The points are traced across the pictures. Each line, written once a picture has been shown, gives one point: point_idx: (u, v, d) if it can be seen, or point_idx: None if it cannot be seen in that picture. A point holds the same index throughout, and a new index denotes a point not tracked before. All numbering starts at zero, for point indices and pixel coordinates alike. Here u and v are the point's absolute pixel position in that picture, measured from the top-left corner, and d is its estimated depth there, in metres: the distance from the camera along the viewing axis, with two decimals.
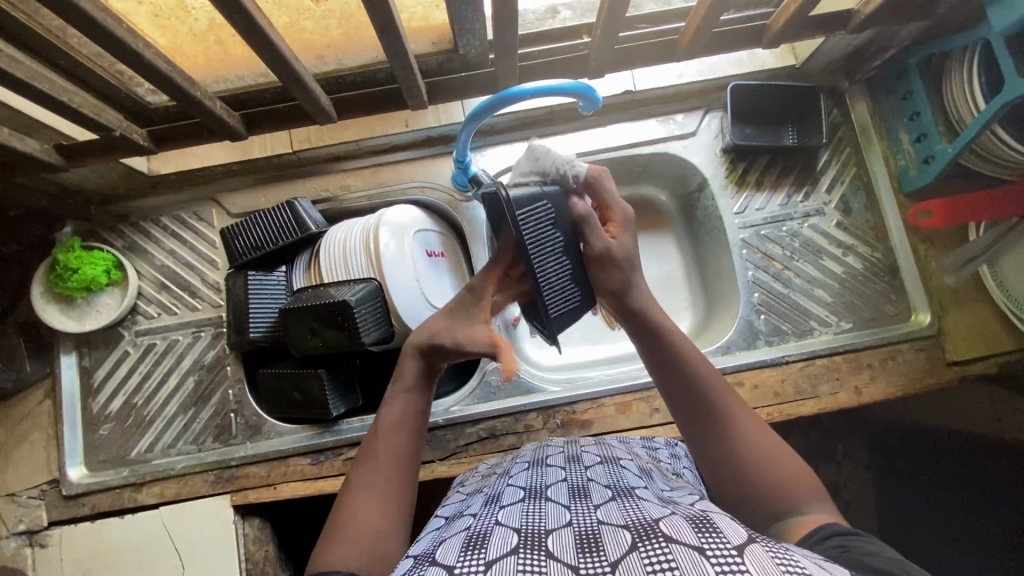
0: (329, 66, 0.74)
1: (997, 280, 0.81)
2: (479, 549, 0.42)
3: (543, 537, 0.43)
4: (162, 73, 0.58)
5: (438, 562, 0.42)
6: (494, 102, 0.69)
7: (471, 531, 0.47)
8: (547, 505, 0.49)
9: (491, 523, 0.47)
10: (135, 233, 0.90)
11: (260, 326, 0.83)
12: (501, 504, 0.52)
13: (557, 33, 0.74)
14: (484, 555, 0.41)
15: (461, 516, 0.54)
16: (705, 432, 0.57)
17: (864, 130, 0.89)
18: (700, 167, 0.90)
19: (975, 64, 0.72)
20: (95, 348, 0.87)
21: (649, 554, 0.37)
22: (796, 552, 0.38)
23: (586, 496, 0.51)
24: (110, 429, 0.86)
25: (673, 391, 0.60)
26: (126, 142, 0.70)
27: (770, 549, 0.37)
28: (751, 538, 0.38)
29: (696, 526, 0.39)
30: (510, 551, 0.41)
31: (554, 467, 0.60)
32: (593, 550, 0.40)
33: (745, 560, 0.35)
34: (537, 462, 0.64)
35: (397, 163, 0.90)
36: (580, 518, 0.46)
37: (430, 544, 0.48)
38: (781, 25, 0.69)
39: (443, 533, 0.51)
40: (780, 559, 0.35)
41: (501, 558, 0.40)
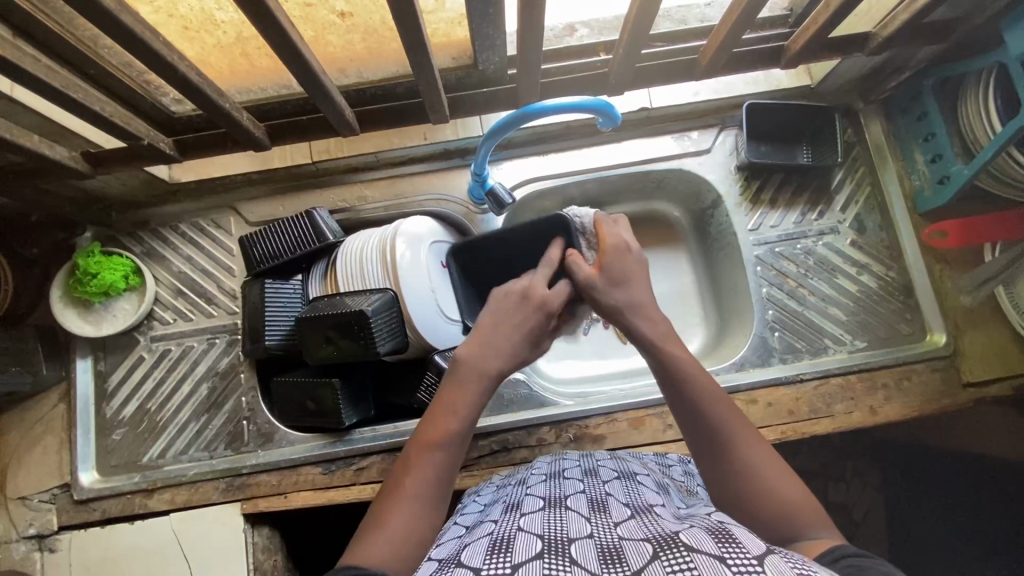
0: (350, 79, 0.75)
1: (1012, 301, 0.81)
2: (504, 552, 0.42)
3: (566, 544, 0.42)
4: (193, 85, 0.59)
5: (465, 563, 0.42)
6: (516, 118, 0.70)
7: (494, 536, 0.46)
8: (569, 515, 0.49)
9: (514, 529, 0.47)
10: (153, 239, 0.91)
11: (275, 334, 0.83)
12: (522, 512, 0.52)
13: (577, 49, 0.75)
14: (509, 558, 0.41)
15: (481, 523, 0.54)
16: (699, 443, 0.56)
17: (878, 150, 0.89)
18: (714, 183, 0.91)
19: (991, 87, 0.73)
20: (110, 353, 0.88)
21: (671, 562, 0.37)
22: (818, 566, 0.37)
23: (605, 510, 0.50)
24: (123, 434, 0.86)
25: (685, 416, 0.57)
26: (153, 151, 0.71)
27: (791, 561, 0.36)
28: (771, 550, 0.37)
29: (717, 539, 0.39)
30: (534, 555, 0.40)
31: (571, 480, 0.60)
32: (615, 560, 0.39)
33: (765, 569, 0.35)
34: (553, 475, 0.63)
35: (414, 175, 0.91)
36: (601, 531, 0.45)
37: (455, 547, 0.48)
38: (800, 45, 0.69)
39: (467, 537, 0.50)
40: (802, 571, 0.35)
41: (527, 561, 0.40)
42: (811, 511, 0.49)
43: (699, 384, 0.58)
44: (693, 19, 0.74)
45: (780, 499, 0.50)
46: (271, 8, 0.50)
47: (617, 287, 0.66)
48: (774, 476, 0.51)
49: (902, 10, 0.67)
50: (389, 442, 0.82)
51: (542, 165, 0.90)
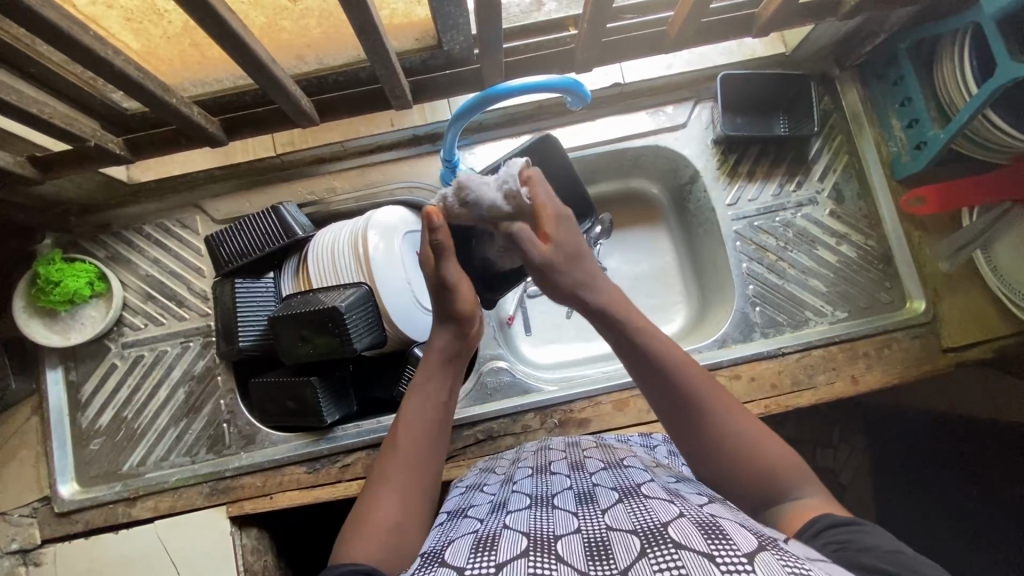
0: (309, 66, 0.72)
1: (992, 266, 0.81)
2: (489, 550, 0.41)
3: (552, 542, 0.42)
4: (134, 81, 0.55)
5: (449, 562, 0.42)
6: (481, 100, 0.67)
7: (480, 533, 0.46)
8: (555, 512, 0.49)
9: (500, 527, 0.46)
10: (117, 242, 0.88)
11: (249, 335, 0.81)
12: (508, 510, 0.51)
13: (544, 26, 0.71)
14: (494, 557, 0.40)
15: (466, 517, 0.53)
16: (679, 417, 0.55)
17: (855, 117, 0.88)
18: (691, 158, 0.89)
19: (967, 48, 0.71)
20: (82, 362, 0.86)
21: (659, 560, 0.36)
22: (810, 562, 0.38)
23: (594, 501, 0.50)
24: (101, 443, 0.84)
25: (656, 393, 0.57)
26: (101, 152, 0.68)
27: (781, 558, 0.37)
28: (762, 546, 0.38)
29: (706, 533, 0.39)
30: (520, 554, 0.40)
31: (559, 475, 0.59)
32: (603, 557, 0.39)
33: (755, 567, 0.35)
34: (540, 469, 0.63)
35: (384, 163, 0.88)
36: (589, 523, 0.45)
37: (440, 541, 0.48)
38: (771, 13, 0.67)
39: (451, 532, 0.50)
40: (791, 567, 0.35)
41: (512, 560, 0.39)
42: (790, 467, 0.51)
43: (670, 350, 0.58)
44: None
45: (763, 462, 0.51)
46: None
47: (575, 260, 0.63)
48: (767, 441, 0.52)
49: None
50: (373, 437, 0.81)
51: (517, 147, 0.88)
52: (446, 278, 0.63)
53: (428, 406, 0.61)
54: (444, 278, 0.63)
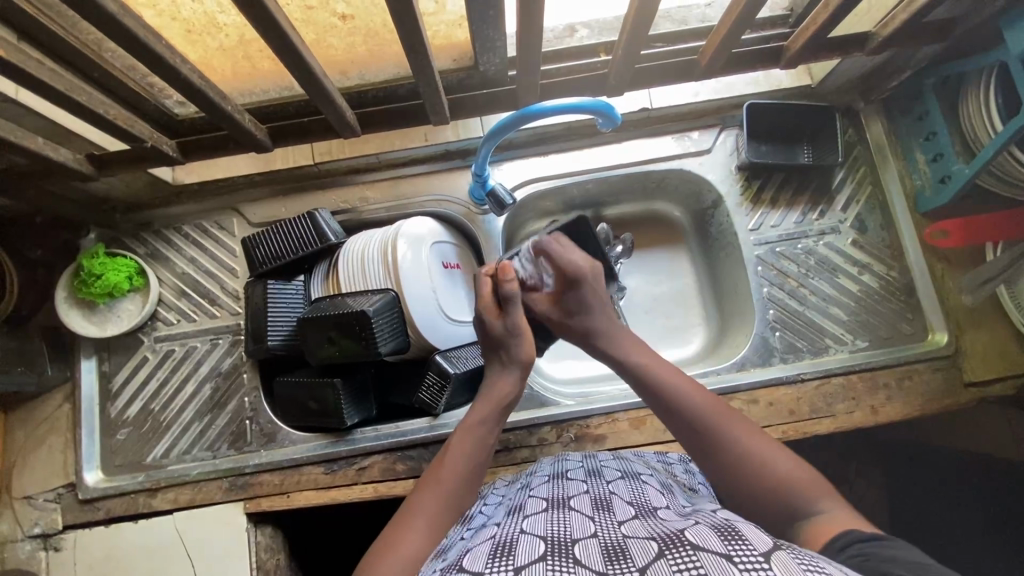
0: (352, 81, 0.76)
1: (1015, 300, 0.80)
2: (507, 555, 0.42)
3: (569, 545, 0.43)
4: (195, 87, 0.59)
5: (467, 568, 0.42)
6: (514, 119, 0.70)
7: (497, 539, 0.47)
8: (571, 515, 0.49)
9: (517, 531, 0.47)
10: (157, 240, 0.91)
11: (277, 334, 0.83)
12: (525, 514, 0.52)
13: (576, 50, 0.75)
14: (512, 562, 0.41)
15: (485, 526, 0.54)
16: (700, 449, 0.57)
17: (879, 149, 0.89)
18: (714, 183, 0.91)
19: (992, 86, 0.73)
20: (115, 353, 0.89)
21: (677, 561, 0.37)
22: (824, 561, 0.38)
23: (609, 508, 0.51)
24: (128, 434, 0.87)
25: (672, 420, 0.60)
26: (156, 153, 0.72)
27: (796, 556, 0.37)
28: (777, 546, 0.38)
29: (723, 535, 0.40)
30: (538, 558, 0.41)
31: (574, 481, 0.60)
32: (620, 559, 0.40)
33: (772, 566, 0.35)
34: (556, 475, 0.63)
35: (415, 176, 0.92)
36: (606, 531, 0.46)
37: (457, 551, 0.49)
38: (798, 47, 0.70)
39: (469, 541, 0.50)
40: (808, 566, 0.36)
41: (529, 564, 0.40)
42: (809, 481, 0.51)
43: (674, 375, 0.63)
44: (694, 18, 0.73)
45: (775, 471, 0.52)
46: (273, 13, 0.50)
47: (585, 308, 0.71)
48: (777, 454, 0.54)
49: (901, 9, 0.67)
50: (391, 442, 0.83)
51: (544, 166, 0.91)
52: (515, 325, 0.69)
53: (477, 446, 0.64)
54: (515, 326, 0.69)
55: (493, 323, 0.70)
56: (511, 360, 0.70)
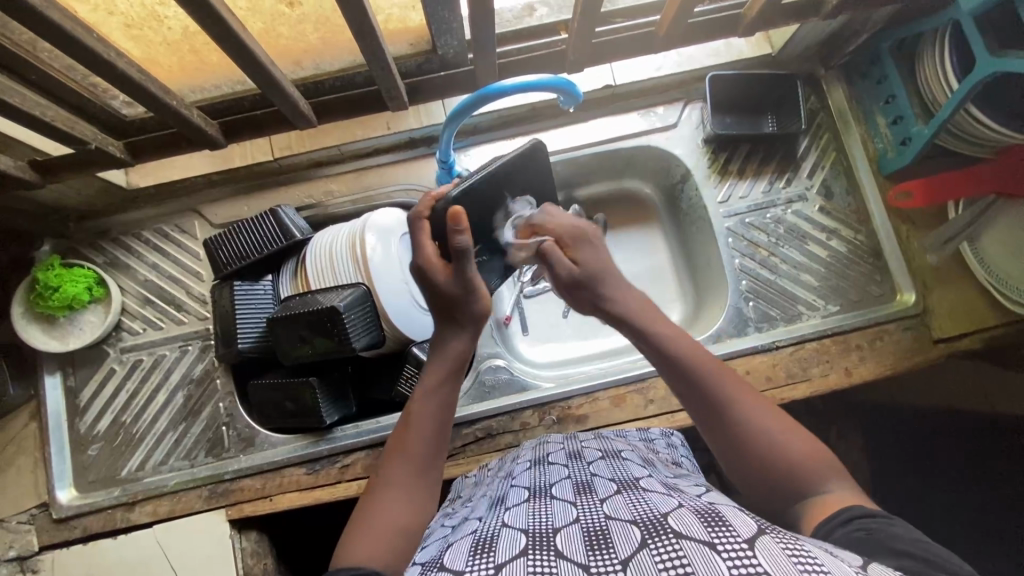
0: (307, 71, 0.73)
1: (978, 256, 0.83)
2: (487, 553, 0.41)
3: (551, 536, 0.42)
4: (134, 82, 0.56)
5: (449, 566, 0.42)
6: (473, 100, 0.69)
7: (479, 534, 0.46)
8: (553, 504, 0.49)
9: (498, 526, 0.46)
10: (116, 248, 0.88)
11: (248, 337, 0.81)
12: (507, 506, 0.52)
13: (537, 30, 0.73)
14: (493, 559, 0.40)
15: (468, 520, 0.53)
16: (718, 426, 0.55)
17: (841, 114, 0.90)
18: (682, 158, 0.91)
19: (947, 45, 0.73)
20: (80, 368, 0.86)
21: (660, 550, 0.37)
22: (807, 542, 0.38)
23: (591, 491, 0.50)
24: (100, 449, 0.84)
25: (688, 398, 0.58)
26: (101, 155, 0.69)
27: (780, 539, 0.36)
28: (761, 530, 0.37)
29: (706, 521, 0.39)
30: (519, 553, 0.40)
31: (556, 465, 0.60)
32: (603, 548, 0.39)
33: (755, 553, 0.35)
34: (539, 460, 0.63)
35: (380, 166, 0.90)
36: (588, 515, 0.45)
37: (439, 547, 0.48)
38: (755, 13, 0.69)
39: (451, 537, 0.50)
40: (792, 552, 0.35)
41: (510, 560, 0.39)
42: (819, 461, 0.51)
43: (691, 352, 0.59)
44: None
45: (786, 452, 0.52)
46: None
47: (599, 258, 0.67)
48: (787, 434, 0.53)
49: None
50: (373, 437, 0.82)
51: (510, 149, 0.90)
52: (467, 283, 0.64)
53: (437, 409, 0.61)
54: (469, 283, 0.64)
55: (443, 282, 0.64)
56: (465, 322, 0.65)
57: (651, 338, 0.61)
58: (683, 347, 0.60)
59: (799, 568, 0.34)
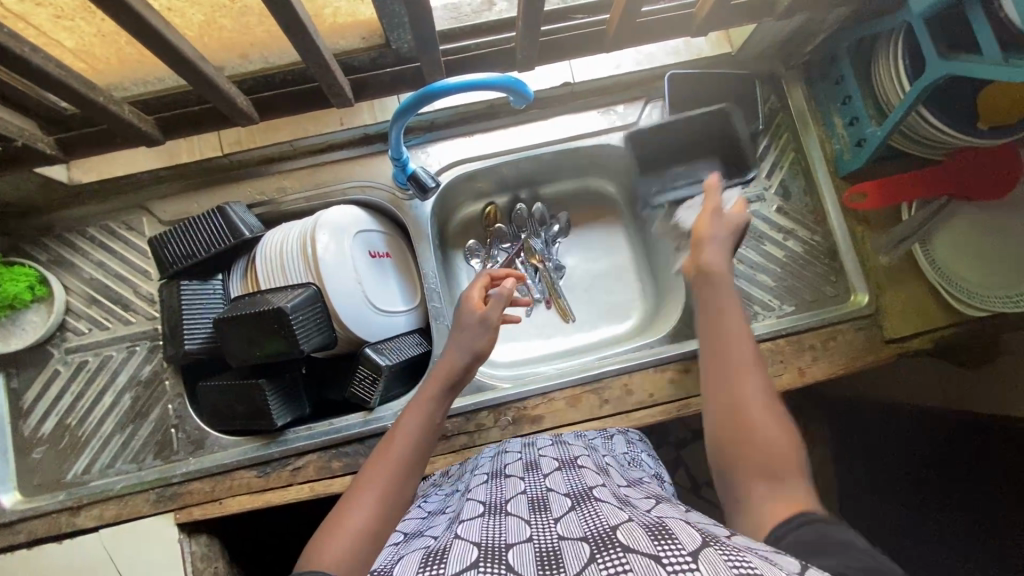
0: (255, 65, 0.71)
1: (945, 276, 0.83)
2: (437, 564, 0.40)
3: (503, 551, 0.41)
4: (54, 78, 0.54)
5: None
6: (419, 98, 0.67)
7: (430, 549, 0.45)
8: (509, 519, 0.48)
9: (451, 538, 0.45)
10: (60, 246, 0.85)
11: (195, 337, 0.79)
12: (460, 519, 0.51)
13: (495, 25, 0.71)
14: (443, 570, 0.39)
15: (421, 536, 0.52)
16: (717, 367, 0.54)
17: (800, 115, 0.90)
18: (642, 157, 0.90)
19: (901, 47, 0.73)
20: (23, 369, 0.83)
21: (606, 563, 0.36)
22: (752, 552, 0.37)
23: (547, 509, 0.50)
24: (44, 452, 0.82)
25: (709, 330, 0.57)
26: (31, 152, 0.66)
27: (723, 551, 0.36)
28: (706, 543, 0.37)
29: (653, 534, 0.39)
30: (470, 565, 0.39)
31: (513, 478, 0.59)
32: (553, 566, 0.38)
33: (698, 565, 0.34)
34: (496, 474, 0.62)
35: (336, 163, 0.88)
36: (541, 533, 0.44)
37: (390, 559, 0.47)
38: (709, 11, 0.68)
39: (404, 548, 0.49)
40: (734, 562, 0.34)
41: (460, 573, 0.39)
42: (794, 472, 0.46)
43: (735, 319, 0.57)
44: None
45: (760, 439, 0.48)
46: None
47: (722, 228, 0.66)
48: (777, 433, 0.48)
49: None
50: (326, 440, 0.81)
51: (469, 147, 0.89)
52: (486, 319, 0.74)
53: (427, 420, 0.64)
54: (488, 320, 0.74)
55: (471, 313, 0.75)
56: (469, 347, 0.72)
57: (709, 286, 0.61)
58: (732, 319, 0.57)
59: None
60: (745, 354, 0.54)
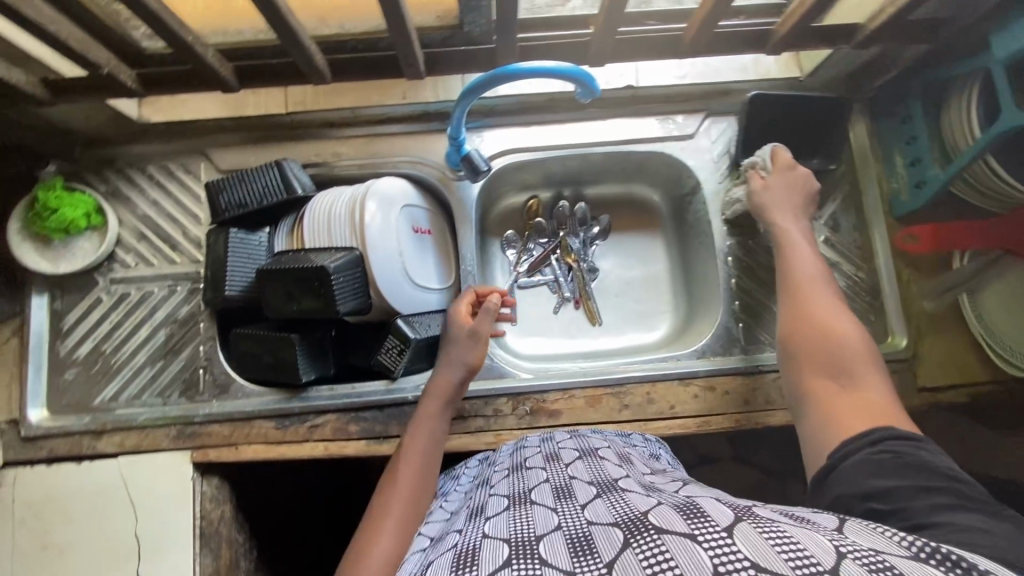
0: (331, 29, 0.73)
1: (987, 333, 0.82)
2: (469, 567, 0.39)
3: (534, 543, 0.41)
4: (153, 12, 0.56)
5: None
6: (491, 79, 0.68)
7: (458, 548, 0.44)
8: (534, 510, 0.48)
9: (479, 537, 0.44)
10: (119, 179, 0.88)
11: (236, 284, 0.81)
12: (486, 515, 0.50)
13: (566, 21, 0.72)
14: (476, 573, 0.38)
15: (446, 534, 0.51)
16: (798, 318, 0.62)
17: (862, 147, 0.88)
18: (694, 170, 0.90)
19: (976, 94, 0.72)
20: (68, 292, 0.86)
21: (642, 549, 0.36)
22: (780, 521, 0.38)
23: (571, 496, 0.50)
24: (76, 374, 0.85)
25: (791, 286, 0.66)
26: (114, 83, 0.68)
27: (757, 524, 0.36)
28: (738, 517, 0.37)
29: (685, 514, 0.39)
30: (503, 564, 0.38)
31: (534, 470, 0.59)
32: (587, 553, 0.38)
33: (735, 540, 0.35)
34: (516, 467, 0.62)
35: (392, 135, 0.89)
36: (569, 521, 0.44)
37: (417, 568, 0.46)
38: (789, 30, 0.68)
39: (431, 553, 0.48)
40: (770, 535, 0.35)
41: (494, 573, 0.37)
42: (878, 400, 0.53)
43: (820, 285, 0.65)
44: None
45: (849, 376, 0.56)
46: None
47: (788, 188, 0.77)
48: (862, 372, 0.56)
49: (889, 4, 0.66)
50: (346, 402, 0.82)
51: (526, 136, 0.89)
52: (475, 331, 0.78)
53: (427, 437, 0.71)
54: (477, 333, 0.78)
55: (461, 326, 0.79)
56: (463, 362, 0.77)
57: (795, 251, 0.69)
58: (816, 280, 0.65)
59: (781, 555, 0.33)
60: (836, 322, 0.60)
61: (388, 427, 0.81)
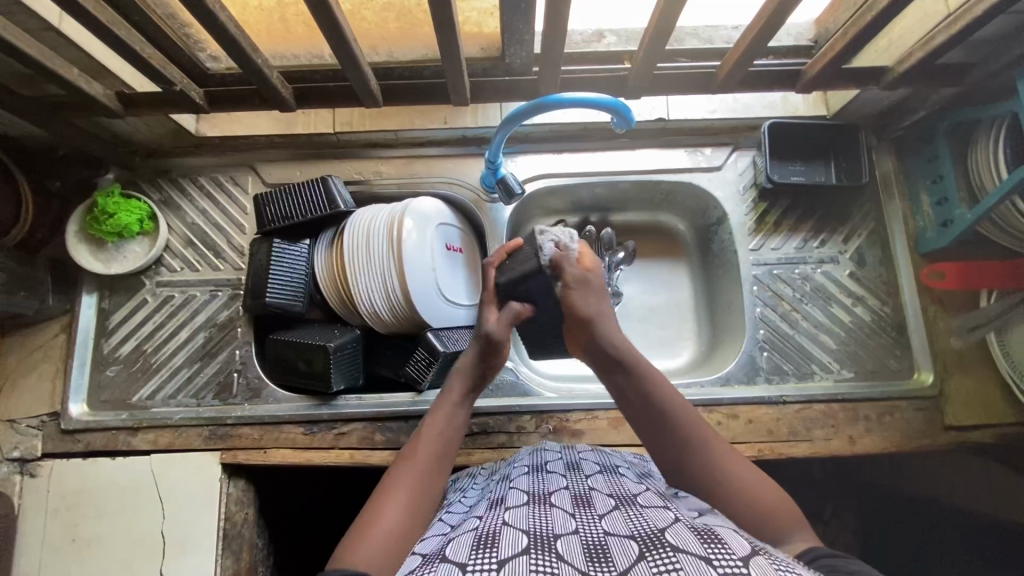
0: (381, 57, 0.78)
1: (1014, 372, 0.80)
2: (490, 550, 0.42)
3: (552, 541, 0.43)
4: (229, 36, 0.61)
5: (450, 560, 0.43)
6: (532, 107, 0.72)
7: (479, 531, 0.47)
8: (553, 510, 0.50)
9: (499, 524, 0.47)
10: (172, 188, 0.93)
11: (277, 293, 0.84)
12: (506, 505, 0.52)
13: (602, 56, 0.77)
14: (496, 555, 0.41)
15: (466, 519, 0.54)
16: (667, 447, 0.60)
17: (887, 183, 0.91)
18: (721, 201, 0.92)
19: (1002, 137, 0.74)
20: (116, 292, 0.90)
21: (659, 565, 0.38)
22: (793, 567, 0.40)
23: (590, 504, 0.51)
24: (117, 371, 0.88)
25: (639, 414, 0.63)
26: (184, 99, 0.74)
27: (772, 562, 0.39)
28: (755, 551, 0.40)
29: (702, 538, 0.41)
30: (522, 554, 0.41)
31: (554, 474, 0.61)
32: (602, 561, 0.41)
33: (749, 570, 0.37)
34: (536, 467, 0.63)
35: (430, 157, 0.94)
36: (587, 527, 0.46)
37: (438, 547, 0.49)
38: (818, 70, 0.71)
39: (452, 534, 0.51)
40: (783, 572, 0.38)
41: (514, 559, 0.41)
42: (787, 512, 0.53)
43: (668, 394, 0.62)
44: (720, 39, 0.76)
45: (755, 498, 0.53)
46: None
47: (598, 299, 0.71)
48: (756, 486, 0.54)
49: (917, 48, 0.69)
50: (374, 412, 0.84)
51: (561, 162, 0.93)
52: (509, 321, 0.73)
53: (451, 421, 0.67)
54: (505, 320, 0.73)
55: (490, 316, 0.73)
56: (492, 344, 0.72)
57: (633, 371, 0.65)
58: (662, 391, 0.63)
59: None
60: (698, 442, 0.58)
61: (412, 438, 0.83)
